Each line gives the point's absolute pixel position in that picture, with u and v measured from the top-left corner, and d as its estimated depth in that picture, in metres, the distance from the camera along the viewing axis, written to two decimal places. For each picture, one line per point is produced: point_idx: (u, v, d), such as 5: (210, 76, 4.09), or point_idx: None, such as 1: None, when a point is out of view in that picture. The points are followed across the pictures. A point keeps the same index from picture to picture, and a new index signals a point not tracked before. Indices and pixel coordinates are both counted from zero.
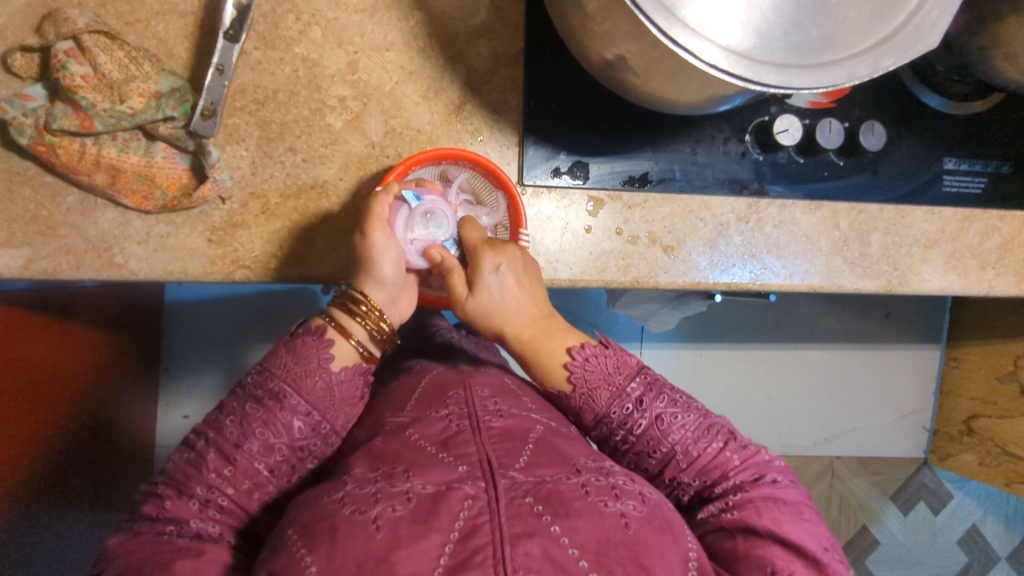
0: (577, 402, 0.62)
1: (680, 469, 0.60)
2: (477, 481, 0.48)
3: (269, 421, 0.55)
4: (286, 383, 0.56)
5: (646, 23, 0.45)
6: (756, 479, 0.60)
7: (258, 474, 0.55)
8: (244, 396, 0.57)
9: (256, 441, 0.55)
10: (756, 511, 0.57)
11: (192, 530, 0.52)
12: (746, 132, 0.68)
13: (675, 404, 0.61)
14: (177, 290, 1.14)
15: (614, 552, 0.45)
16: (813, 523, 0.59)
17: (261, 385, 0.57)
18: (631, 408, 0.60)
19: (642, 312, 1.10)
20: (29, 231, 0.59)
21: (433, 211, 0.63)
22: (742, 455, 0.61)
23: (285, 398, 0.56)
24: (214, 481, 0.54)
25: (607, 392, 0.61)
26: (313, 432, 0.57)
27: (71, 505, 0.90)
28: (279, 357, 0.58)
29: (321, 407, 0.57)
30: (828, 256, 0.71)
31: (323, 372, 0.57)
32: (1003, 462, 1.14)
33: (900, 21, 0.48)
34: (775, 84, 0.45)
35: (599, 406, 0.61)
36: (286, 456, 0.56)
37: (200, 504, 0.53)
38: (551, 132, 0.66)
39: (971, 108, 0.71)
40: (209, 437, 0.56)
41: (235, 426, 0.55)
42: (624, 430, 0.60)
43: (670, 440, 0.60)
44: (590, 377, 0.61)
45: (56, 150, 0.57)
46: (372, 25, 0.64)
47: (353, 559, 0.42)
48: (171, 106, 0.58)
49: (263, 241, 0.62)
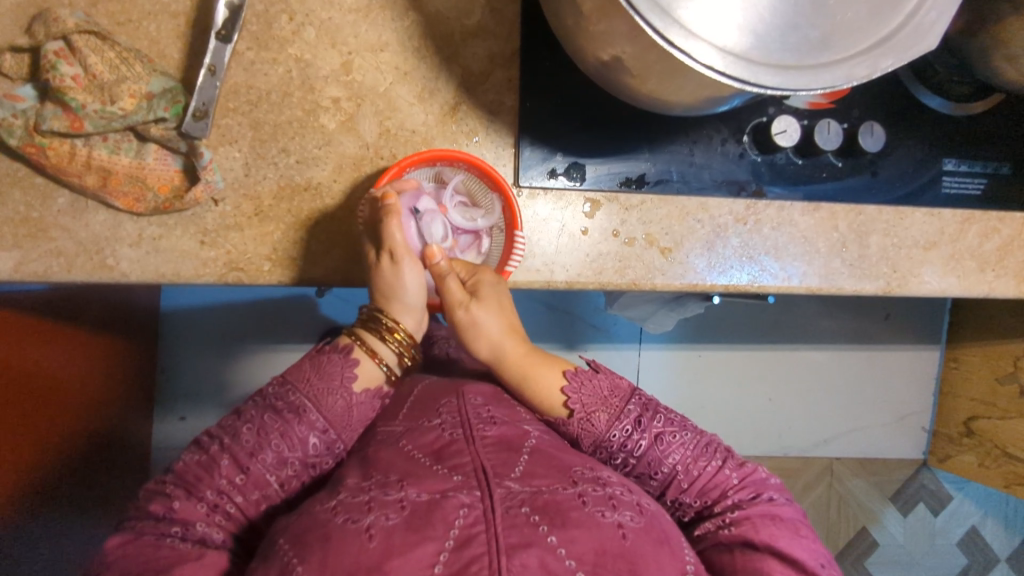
0: (575, 428, 0.60)
1: (682, 490, 0.59)
2: (472, 490, 0.47)
3: (286, 433, 0.55)
4: (308, 398, 0.57)
5: (642, 24, 0.44)
6: (754, 497, 0.60)
7: (268, 486, 0.55)
8: (263, 406, 0.57)
9: (271, 452, 0.55)
10: (753, 527, 0.57)
11: (196, 534, 0.52)
12: (744, 132, 0.68)
13: (673, 423, 0.60)
14: (176, 294, 1.14)
15: (611, 564, 0.44)
16: (810, 539, 0.59)
17: (281, 397, 0.57)
18: (630, 430, 0.59)
19: (641, 314, 1.10)
20: (20, 233, 0.58)
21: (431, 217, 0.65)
22: (740, 473, 0.61)
23: (305, 413, 0.56)
24: (224, 486, 0.54)
25: (606, 415, 0.59)
26: (326, 450, 0.57)
27: (66, 510, 0.89)
28: (302, 371, 0.59)
29: (337, 426, 0.58)
30: (827, 258, 0.70)
31: (344, 392, 0.58)
32: (1004, 464, 1.13)
33: (898, 22, 0.47)
34: (772, 86, 0.45)
35: (599, 430, 0.59)
36: (297, 471, 0.56)
37: (207, 508, 0.53)
38: (547, 132, 0.65)
39: (971, 109, 0.71)
40: (223, 441, 0.55)
41: (251, 435, 0.55)
42: (624, 454, 0.59)
43: (671, 460, 0.59)
44: (588, 400, 0.60)
45: (46, 152, 0.56)
46: (366, 25, 0.63)
47: (345, 569, 0.42)
48: (163, 107, 0.57)
49: (256, 244, 0.62)
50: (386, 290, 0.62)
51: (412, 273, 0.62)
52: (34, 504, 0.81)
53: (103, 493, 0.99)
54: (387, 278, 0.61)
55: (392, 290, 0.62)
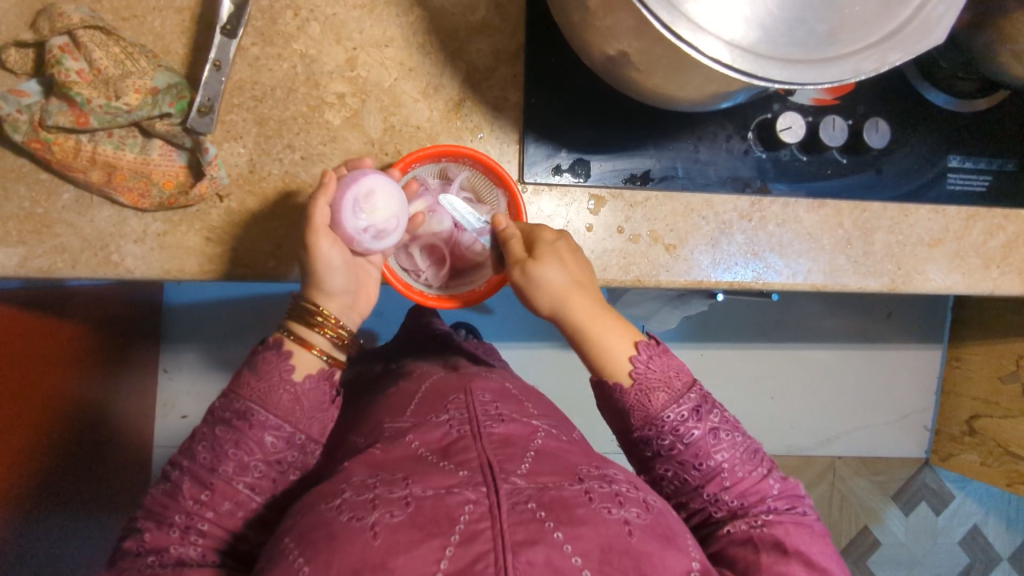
0: (632, 400, 0.57)
1: (722, 487, 0.57)
2: (478, 486, 0.47)
3: (240, 441, 0.54)
4: (253, 401, 0.54)
5: (649, 18, 0.44)
6: (788, 507, 0.58)
7: (239, 493, 0.54)
8: (213, 421, 0.55)
9: (231, 462, 0.54)
10: (787, 532, 0.56)
11: (172, 556, 0.52)
12: (749, 129, 0.68)
13: (727, 422, 0.59)
14: (178, 291, 1.13)
15: (618, 561, 0.44)
16: (836, 554, 0.58)
17: (227, 407, 0.55)
18: (686, 416, 0.57)
19: (644, 312, 1.11)
20: (24, 229, 0.58)
21: (361, 200, 0.58)
22: (778, 481, 0.60)
23: (253, 415, 0.54)
24: (193, 507, 0.53)
25: (665, 395, 0.57)
26: (288, 445, 0.55)
27: (70, 510, 0.89)
28: (242, 377, 0.56)
29: (292, 419, 0.55)
30: (832, 255, 0.70)
31: (288, 385, 0.55)
32: (1005, 462, 1.13)
33: (906, 16, 0.47)
34: (780, 79, 0.45)
35: (654, 406, 0.57)
36: (265, 471, 0.55)
37: (180, 531, 0.52)
38: (551, 127, 0.65)
39: (974, 105, 0.71)
40: (184, 466, 0.54)
41: (207, 452, 0.54)
42: (675, 437, 0.57)
43: (718, 455, 0.57)
44: (653, 376, 0.58)
45: (51, 147, 0.56)
46: (371, 20, 0.63)
47: (350, 566, 0.42)
48: (168, 102, 0.57)
49: (260, 241, 0.62)
50: (314, 273, 0.58)
51: (342, 253, 0.59)
52: (39, 504, 0.81)
53: (105, 494, 0.99)
54: (316, 261, 0.58)
55: (319, 275, 0.58)
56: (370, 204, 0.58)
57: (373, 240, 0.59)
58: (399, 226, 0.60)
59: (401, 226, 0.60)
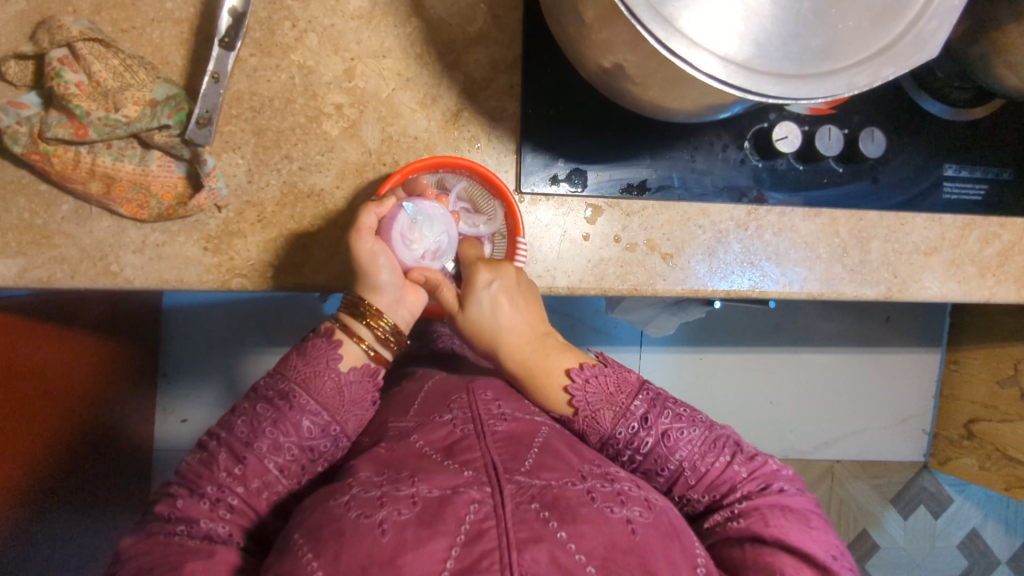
0: (581, 425, 0.60)
1: (689, 486, 0.59)
2: (483, 485, 0.47)
3: (279, 420, 0.55)
4: (296, 383, 0.57)
5: (645, 34, 0.44)
6: (763, 489, 0.59)
7: (268, 473, 0.55)
8: (256, 398, 0.57)
9: (266, 440, 0.55)
10: (761, 519, 0.56)
11: (202, 530, 0.52)
12: (745, 139, 0.68)
13: (680, 419, 0.59)
14: (179, 294, 1.14)
15: (622, 559, 0.45)
16: (820, 530, 0.57)
17: (272, 386, 0.57)
18: (636, 428, 0.58)
19: (642, 317, 1.11)
20: (23, 239, 0.59)
21: (406, 235, 0.62)
22: (748, 467, 0.59)
23: (295, 397, 0.56)
24: (225, 480, 0.54)
25: (611, 412, 0.59)
26: (322, 433, 0.56)
27: (70, 514, 0.89)
28: (289, 360, 0.58)
29: (331, 408, 0.57)
30: (828, 263, 0.70)
31: (332, 372, 0.57)
32: (1004, 466, 1.11)
33: (900, 30, 0.47)
34: (774, 94, 0.45)
35: (604, 427, 0.59)
36: (296, 456, 0.56)
37: (210, 504, 0.53)
38: (550, 138, 0.65)
39: (971, 115, 0.71)
40: (220, 437, 0.56)
41: (245, 427, 0.55)
42: (631, 450, 0.59)
43: (677, 457, 0.58)
44: (592, 398, 0.60)
45: (51, 159, 0.57)
46: (369, 31, 0.63)
47: (360, 560, 0.42)
48: (166, 114, 0.58)
49: (259, 250, 0.62)
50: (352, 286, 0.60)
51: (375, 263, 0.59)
52: (40, 506, 0.81)
53: (107, 495, 0.99)
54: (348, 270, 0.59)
55: (363, 269, 0.59)
56: (417, 235, 0.62)
57: (432, 261, 0.64)
58: (451, 239, 0.64)
59: (449, 240, 0.64)
